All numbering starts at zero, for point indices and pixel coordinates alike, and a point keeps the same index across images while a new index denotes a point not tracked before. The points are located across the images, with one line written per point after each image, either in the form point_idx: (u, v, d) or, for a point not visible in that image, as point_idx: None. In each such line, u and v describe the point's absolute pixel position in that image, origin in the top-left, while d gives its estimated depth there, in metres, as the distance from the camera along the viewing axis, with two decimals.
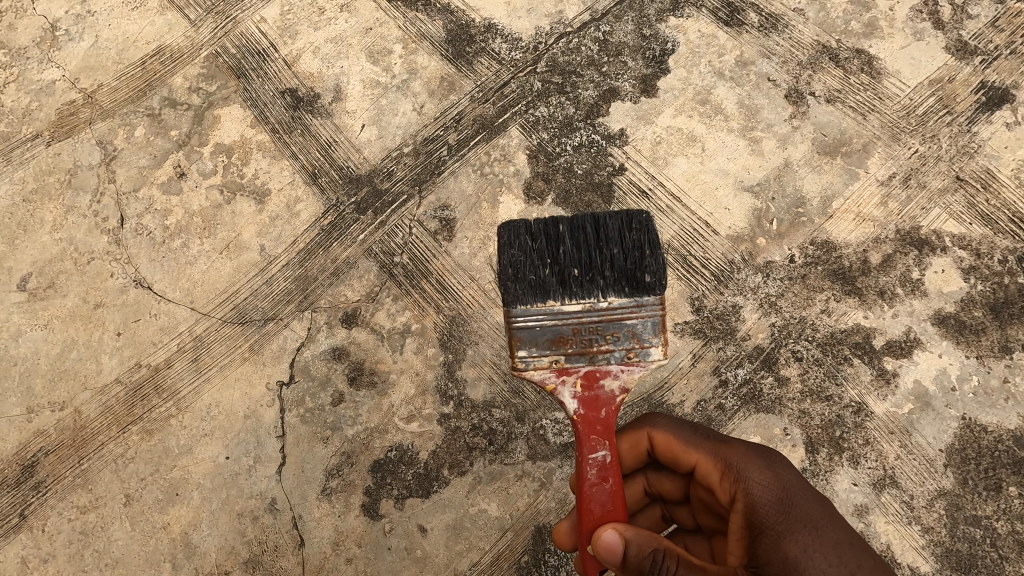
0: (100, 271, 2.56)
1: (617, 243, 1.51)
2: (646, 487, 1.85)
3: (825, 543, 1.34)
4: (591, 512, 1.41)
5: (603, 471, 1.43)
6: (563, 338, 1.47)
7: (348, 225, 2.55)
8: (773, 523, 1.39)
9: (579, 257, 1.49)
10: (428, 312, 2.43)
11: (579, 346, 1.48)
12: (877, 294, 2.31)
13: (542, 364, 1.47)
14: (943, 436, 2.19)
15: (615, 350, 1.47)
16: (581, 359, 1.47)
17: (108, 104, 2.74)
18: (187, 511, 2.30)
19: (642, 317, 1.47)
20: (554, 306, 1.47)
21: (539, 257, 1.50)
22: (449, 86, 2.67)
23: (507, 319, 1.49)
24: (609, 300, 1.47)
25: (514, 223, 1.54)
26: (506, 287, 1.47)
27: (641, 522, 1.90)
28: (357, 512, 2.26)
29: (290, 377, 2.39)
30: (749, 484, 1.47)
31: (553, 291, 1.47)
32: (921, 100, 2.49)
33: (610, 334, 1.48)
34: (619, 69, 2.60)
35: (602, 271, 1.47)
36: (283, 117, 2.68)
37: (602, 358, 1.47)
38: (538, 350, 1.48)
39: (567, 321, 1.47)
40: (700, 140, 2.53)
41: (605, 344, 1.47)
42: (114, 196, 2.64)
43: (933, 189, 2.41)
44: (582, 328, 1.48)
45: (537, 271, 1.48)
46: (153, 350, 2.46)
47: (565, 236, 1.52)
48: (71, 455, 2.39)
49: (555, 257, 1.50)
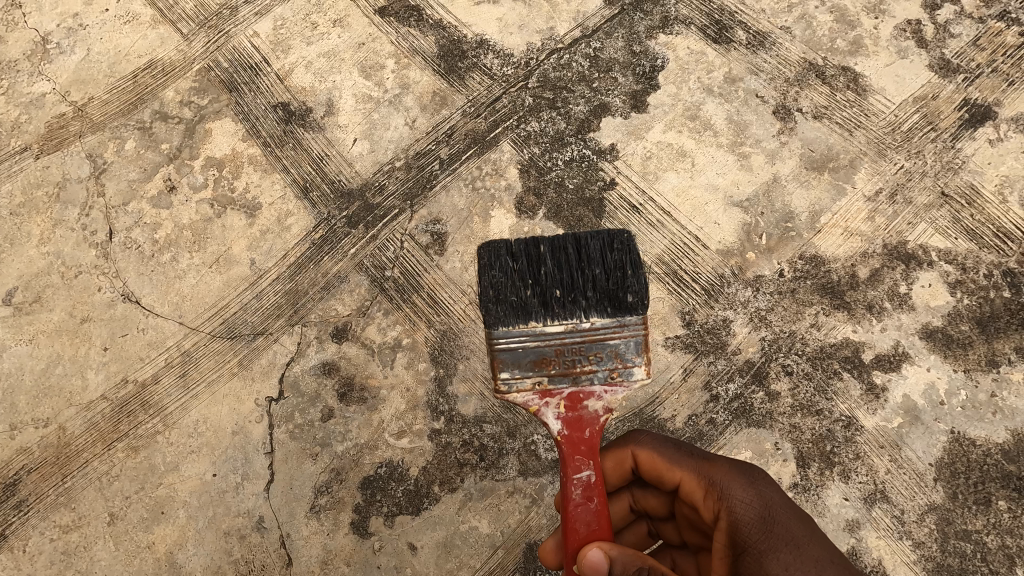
0: (87, 286, 2.54)
1: (599, 264, 1.50)
2: (632, 504, 1.84)
3: (807, 561, 1.34)
4: (576, 532, 1.39)
5: (588, 491, 1.43)
6: (546, 360, 1.48)
7: (339, 239, 2.54)
8: (756, 541, 1.39)
9: (561, 278, 1.48)
10: (419, 326, 2.42)
11: (561, 367, 1.48)
12: (865, 308, 2.33)
13: (525, 386, 1.48)
14: (933, 450, 2.20)
15: (598, 371, 1.48)
16: (564, 380, 1.48)
17: (99, 117, 2.73)
18: (173, 530, 2.26)
19: (625, 337, 1.48)
20: (536, 327, 1.47)
21: (521, 278, 1.49)
22: (441, 101, 2.69)
23: (489, 341, 1.49)
24: (591, 321, 1.47)
25: (494, 244, 1.52)
26: (487, 310, 1.46)
27: (628, 538, 1.89)
28: (346, 530, 2.23)
29: (278, 393, 2.37)
30: (732, 502, 1.47)
31: (535, 312, 1.47)
32: (906, 117, 2.53)
33: (593, 355, 1.48)
34: (610, 84, 2.63)
35: (583, 292, 1.47)
36: (274, 130, 2.68)
37: (585, 379, 1.48)
38: (521, 372, 1.48)
39: (550, 341, 1.48)
40: (690, 155, 2.55)
41: (588, 364, 1.48)
42: (104, 209, 2.62)
43: (919, 205, 2.44)
44: (565, 349, 1.48)
45: (519, 292, 1.48)
46: (139, 365, 2.43)
47: (546, 256, 1.51)
48: (54, 473, 2.35)
49: (536, 278, 1.49)
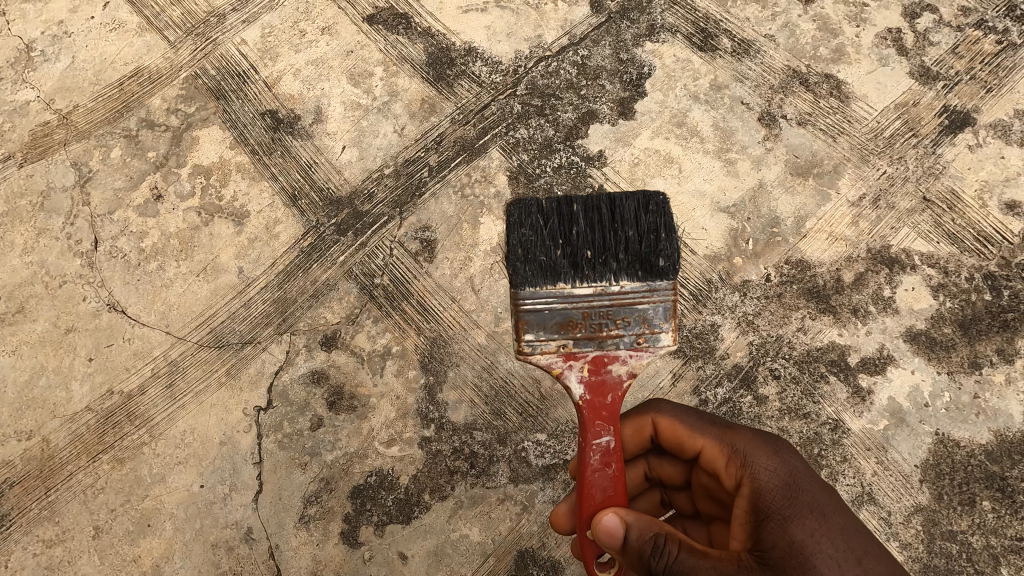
0: (72, 295, 2.51)
1: (632, 226, 1.52)
2: (647, 472, 1.87)
3: (831, 528, 1.35)
4: (592, 497, 1.42)
5: (607, 457, 1.44)
6: (573, 322, 1.48)
7: (328, 246, 2.54)
8: (780, 508, 1.40)
9: (592, 240, 1.50)
10: (409, 334, 2.41)
11: (587, 330, 1.49)
12: (850, 312, 2.36)
13: (550, 348, 1.48)
14: (918, 452, 2.22)
15: (625, 335, 1.48)
16: (589, 344, 1.48)
17: (84, 125, 2.71)
18: (159, 543, 2.23)
19: (653, 302, 1.49)
20: (564, 288, 1.48)
21: (552, 238, 1.51)
22: (430, 108, 2.69)
23: (516, 301, 1.49)
24: (620, 284, 1.48)
25: (527, 203, 1.55)
26: (516, 268, 1.48)
27: (640, 505, 1.92)
28: (336, 540, 2.22)
29: (267, 402, 2.35)
30: (756, 469, 1.48)
31: (564, 273, 1.48)
32: (887, 123, 2.58)
33: (620, 319, 1.49)
34: (597, 92, 2.66)
35: (615, 254, 1.48)
36: (263, 138, 2.68)
37: (611, 343, 1.48)
38: (547, 334, 1.49)
39: (577, 304, 1.48)
40: (677, 161, 2.58)
41: (614, 329, 1.48)
42: (89, 218, 2.60)
43: (902, 210, 2.48)
44: (592, 312, 1.49)
45: (549, 253, 1.49)
46: (126, 376, 2.40)
47: (578, 217, 1.53)
48: (38, 486, 2.31)
49: (567, 239, 1.51)
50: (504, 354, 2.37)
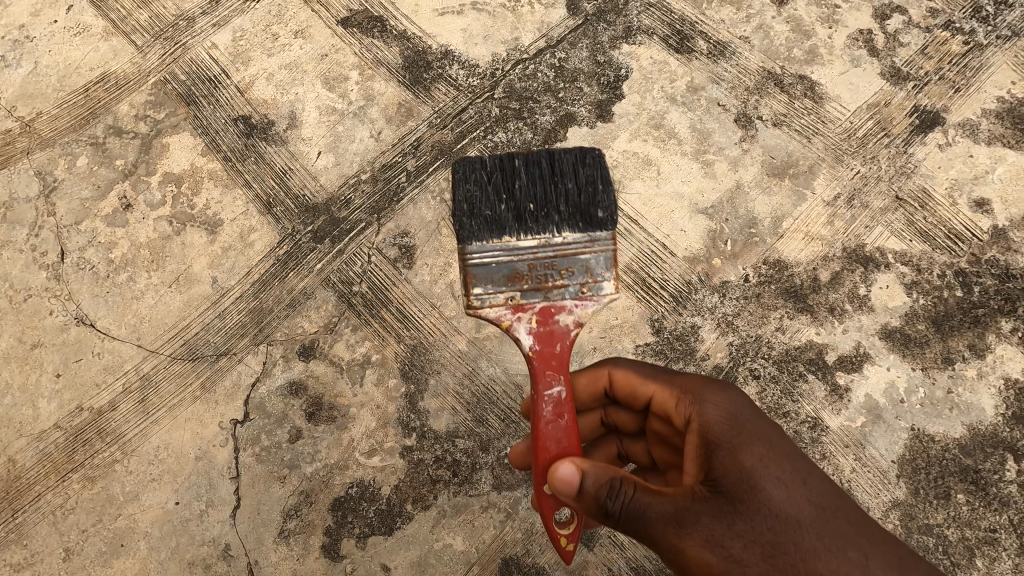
0: (38, 309, 2.43)
1: (571, 178, 1.55)
2: (602, 419, 1.89)
3: (778, 455, 1.39)
4: (547, 449, 1.41)
5: (559, 407, 1.44)
6: (519, 275, 1.50)
7: (304, 254, 2.49)
8: (727, 438, 1.41)
9: (535, 193, 1.52)
10: (388, 342, 2.38)
11: (534, 282, 1.50)
12: (827, 311, 2.39)
13: (497, 301, 1.49)
14: (895, 447, 2.25)
15: (570, 285, 1.50)
16: (537, 295, 1.50)
17: (48, 132, 2.63)
18: (134, 563, 2.17)
19: (595, 252, 1.52)
20: (509, 242, 1.50)
21: (495, 193, 1.52)
22: (407, 112, 2.66)
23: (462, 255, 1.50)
24: (563, 236, 1.51)
25: (469, 159, 1.56)
26: (460, 223, 1.48)
27: (599, 456, 1.93)
28: (317, 554, 2.18)
29: (243, 415, 2.30)
30: (703, 405, 1.49)
31: (508, 227, 1.50)
32: (860, 123, 2.61)
33: (564, 269, 1.51)
34: (575, 94, 2.65)
35: (556, 207, 1.51)
36: (235, 144, 2.62)
37: (557, 294, 1.50)
38: (494, 287, 1.49)
39: (523, 257, 1.50)
40: (655, 163, 2.59)
41: (560, 279, 1.51)
42: (54, 229, 2.52)
43: (875, 209, 2.52)
44: (537, 264, 1.50)
45: (493, 207, 1.51)
46: (95, 391, 2.33)
47: (520, 170, 1.54)
48: (4, 508, 2.23)
49: (510, 193, 1.53)
50: (485, 360, 2.35)
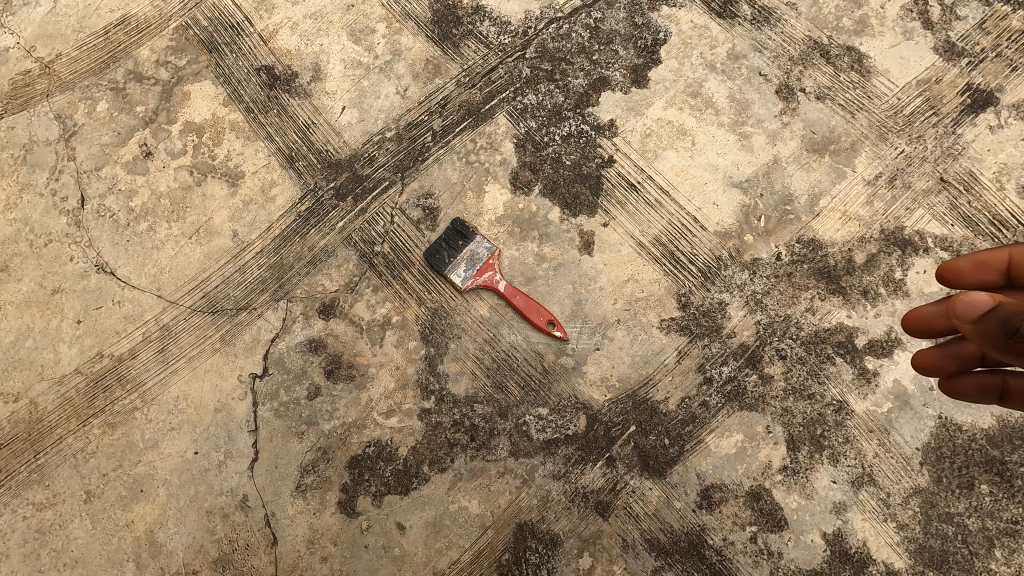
0: (58, 255, 2.41)
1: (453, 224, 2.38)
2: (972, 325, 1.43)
3: None
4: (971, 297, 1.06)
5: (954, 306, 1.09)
6: (474, 267, 2.32)
7: (326, 211, 2.44)
8: None
9: (456, 236, 2.36)
10: (409, 304, 2.35)
11: (481, 265, 2.33)
12: (860, 293, 2.32)
13: (473, 281, 2.31)
14: (920, 435, 2.21)
15: (492, 250, 2.35)
16: (488, 271, 2.32)
17: (68, 75, 2.56)
18: (153, 508, 2.20)
19: (483, 242, 2.35)
20: (460, 261, 2.33)
21: (446, 248, 2.35)
22: (434, 69, 2.57)
23: (448, 289, 2.36)
24: (477, 242, 2.35)
25: (428, 252, 2.36)
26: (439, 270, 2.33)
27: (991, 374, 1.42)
28: (333, 509, 2.19)
29: (263, 370, 2.30)
30: None
31: (459, 254, 2.33)
32: (908, 100, 2.49)
33: (484, 250, 2.35)
34: (610, 58, 2.54)
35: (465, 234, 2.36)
36: (258, 95, 2.55)
37: (493, 259, 2.34)
38: (467, 277, 2.32)
39: (470, 260, 2.33)
40: (690, 133, 2.49)
41: (486, 254, 2.34)
42: (74, 174, 2.48)
43: (918, 190, 2.42)
44: (478, 261, 2.33)
45: (448, 256, 2.34)
46: (116, 339, 2.33)
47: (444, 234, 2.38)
48: (26, 450, 2.25)
49: (449, 242, 2.36)
50: (507, 327, 2.32)
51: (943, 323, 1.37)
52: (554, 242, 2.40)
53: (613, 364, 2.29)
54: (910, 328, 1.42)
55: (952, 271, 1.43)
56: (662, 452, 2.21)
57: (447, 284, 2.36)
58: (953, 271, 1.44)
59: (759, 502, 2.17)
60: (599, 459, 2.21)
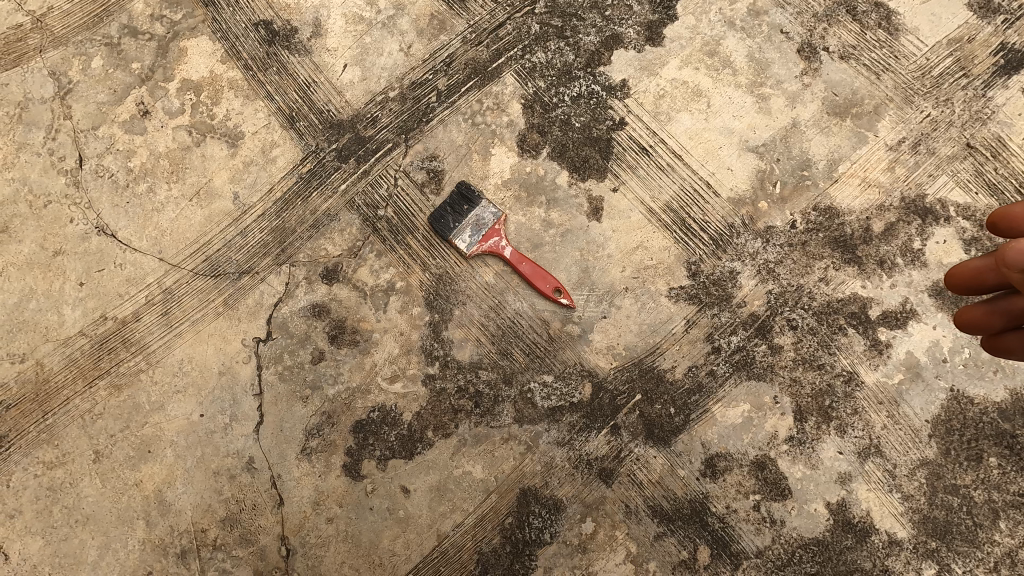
0: (58, 216, 2.37)
1: (458, 189, 2.32)
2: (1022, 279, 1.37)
3: None
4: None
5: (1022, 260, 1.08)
6: (480, 233, 2.27)
7: (328, 173, 2.38)
8: None
9: (461, 201, 2.31)
10: (413, 270, 2.31)
11: (487, 230, 2.27)
12: (876, 263, 2.25)
13: (478, 247, 2.27)
14: (930, 407, 2.18)
15: (498, 215, 2.30)
16: (493, 237, 2.27)
17: (60, 30, 2.47)
18: (161, 469, 2.22)
19: (489, 207, 2.30)
20: (465, 226, 2.28)
21: (450, 213, 2.30)
22: (439, 25, 2.45)
23: (453, 255, 2.31)
24: (483, 207, 2.30)
25: (432, 217, 2.31)
26: (444, 236, 2.28)
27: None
28: (338, 472, 2.21)
29: (266, 334, 2.28)
30: None
31: (464, 220, 2.28)
32: (938, 61, 2.36)
33: (490, 215, 2.29)
34: (623, 13, 2.42)
35: (470, 199, 2.30)
36: (256, 52, 2.45)
37: (499, 224, 2.29)
38: (472, 242, 2.27)
39: (475, 225, 2.28)
40: (706, 95, 2.38)
41: (492, 219, 2.29)
42: (71, 133, 2.42)
43: (942, 156, 2.32)
44: (483, 226, 2.28)
45: (452, 221, 2.29)
46: (119, 302, 2.31)
47: (449, 199, 2.32)
48: (35, 410, 2.26)
49: (454, 208, 2.31)
50: (513, 294, 2.28)
51: (993, 276, 1.32)
52: (562, 208, 2.34)
53: (620, 332, 2.25)
54: (958, 284, 1.38)
55: (1002, 216, 1.36)
56: (668, 421, 2.20)
57: (451, 251, 2.31)
58: (1005, 217, 1.35)
59: (764, 471, 2.17)
60: (604, 427, 2.20)
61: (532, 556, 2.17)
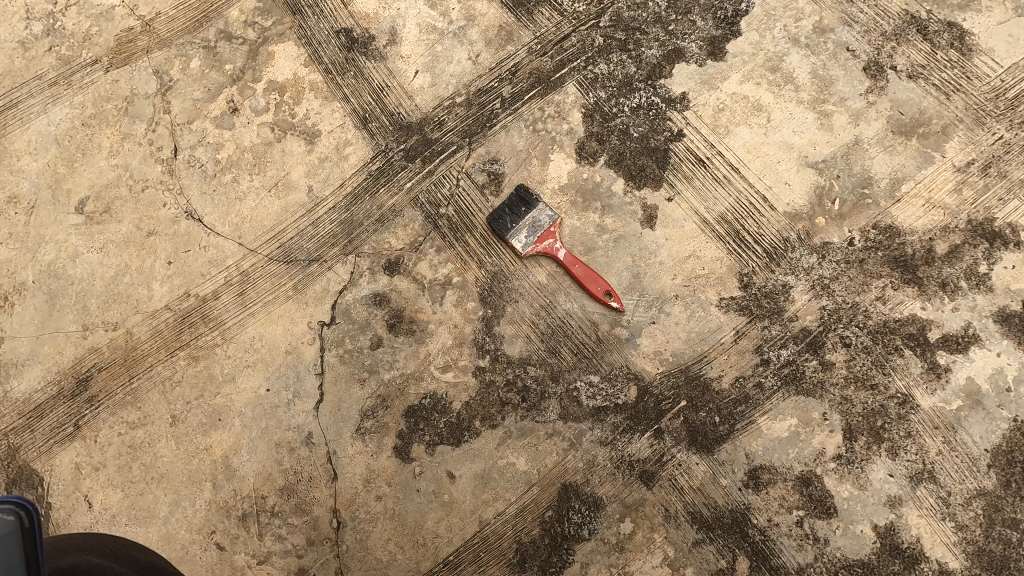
0: (153, 200, 2.61)
1: (517, 193, 2.42)
2: None
3: None
4: None
5: None
6: (535, 234, 2.36)
7: (396, 171, 2.53)
8: None
9: (519, 204, 2.40)
10: (470, 266, 2.42)
11: (542, 232, 2.36)
12: (938, 285, 2.21)
13: (532, 248, 2.35)
14: (990, 436, 2.12)
15: (553, 218, 2.37)
16: (548, 239, 2.35)
17: (166, 33, 2.73)
18: (229, 437, 2.40)
19: (545, 211, 2.38)
20: (522, 228, 2.36)
21: (508, 215, 2.39)
22: (507, 36, 2.58)
23: (508, 255, 2.41)
24: (539, 209, 2.38)
25: (491, 218, 2.40)
26: (501, 236, 2.38)
27: None
28: (389, 453, 2.33)
29: (330, 318, 2.44)
30: None
31: (521, 221, 2.37)
32: (1013, 83, 2.31)
33: (545, 218, 2.37)
34: (686, 28, 2.48)
35: (528, 203, 2.39)
36: (336, 57, 2.64)
37: (553, 228, 2.36)
38: (527, 243, 2.35)
39: (530, 227, 2.36)
40: (767, 109, 2.40)
41: (547, 222, 2.37)
42: (169, 126, 2.67)
43: (1014, 179, 2.26)
44: (538, 227, 2.36)
45: (510, 223, 2.38)
46: (201, 281, 2.52)
47: (508, 202, 2.42)
48: (122, 374, 2.49)
49: (512, 210, 2.40)
50: (564, 295, 2.35)
51: None
52: (617, 214, 2.40)
53: (668, 338, 2.29)
54: None
55: None
56: (712, 429, 2.22)
57: (507, 251, 2.41)
58: None
59: (809, 488, 2.15)
60: (647, 430, 2.24)
61: (569, 550, 2.22)
